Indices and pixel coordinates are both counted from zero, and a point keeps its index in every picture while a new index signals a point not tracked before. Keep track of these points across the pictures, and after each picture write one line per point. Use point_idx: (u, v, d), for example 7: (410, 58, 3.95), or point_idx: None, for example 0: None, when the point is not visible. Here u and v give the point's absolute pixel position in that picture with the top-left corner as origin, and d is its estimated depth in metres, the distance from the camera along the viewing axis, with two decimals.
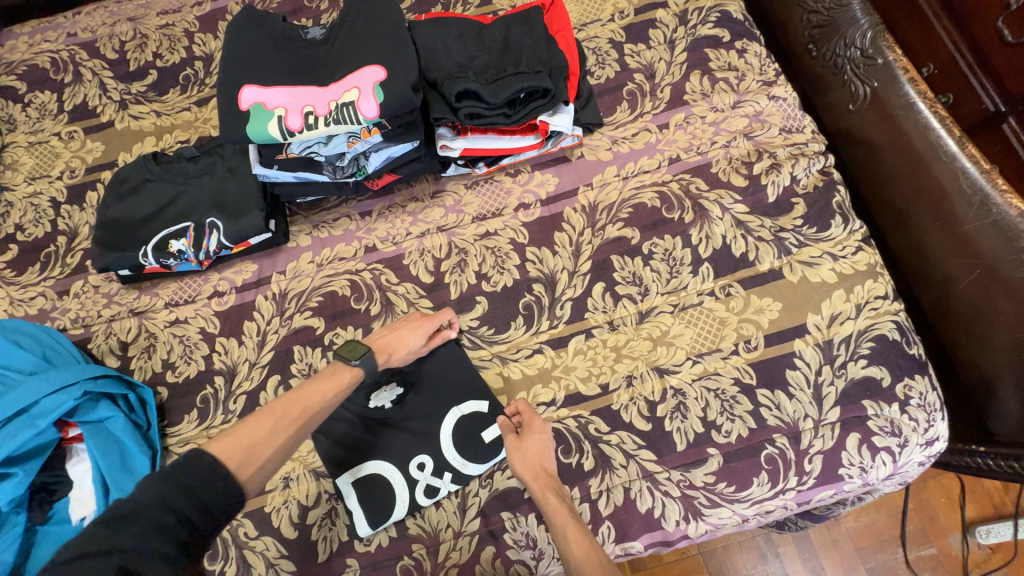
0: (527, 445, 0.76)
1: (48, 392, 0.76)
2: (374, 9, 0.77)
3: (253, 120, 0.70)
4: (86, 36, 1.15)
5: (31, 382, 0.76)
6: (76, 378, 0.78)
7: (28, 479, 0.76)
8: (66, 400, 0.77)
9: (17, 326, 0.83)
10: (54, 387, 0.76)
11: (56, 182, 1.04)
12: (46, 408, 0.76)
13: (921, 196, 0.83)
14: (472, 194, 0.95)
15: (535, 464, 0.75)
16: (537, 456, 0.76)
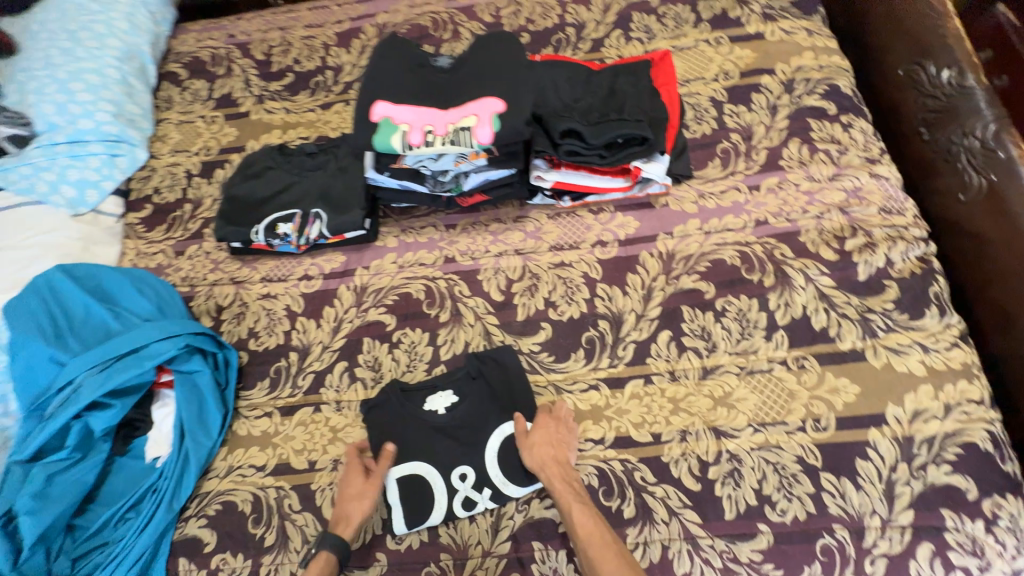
0: (534, 437, 0.80)
1: (158, 339, 0.84)
2: (500, 48, 0.86)
3: (379, 131, 0.78)
4: (243, 38, 1.33)
5: (146, 327, 0.85)
6: (182, 331, 0.86)
7: (123, 412, 0.85)
8: (170, 350, 0.84)
9: (140, 273, 0.92)
10: (163, 336, 0.85)
11: (194, 157, 1.19)
12: (153, 352, 0.84)
13: None
14: (553, 224, 0.99)
15: (544, 454, 0.78)
16: (547, 447, 0.79)
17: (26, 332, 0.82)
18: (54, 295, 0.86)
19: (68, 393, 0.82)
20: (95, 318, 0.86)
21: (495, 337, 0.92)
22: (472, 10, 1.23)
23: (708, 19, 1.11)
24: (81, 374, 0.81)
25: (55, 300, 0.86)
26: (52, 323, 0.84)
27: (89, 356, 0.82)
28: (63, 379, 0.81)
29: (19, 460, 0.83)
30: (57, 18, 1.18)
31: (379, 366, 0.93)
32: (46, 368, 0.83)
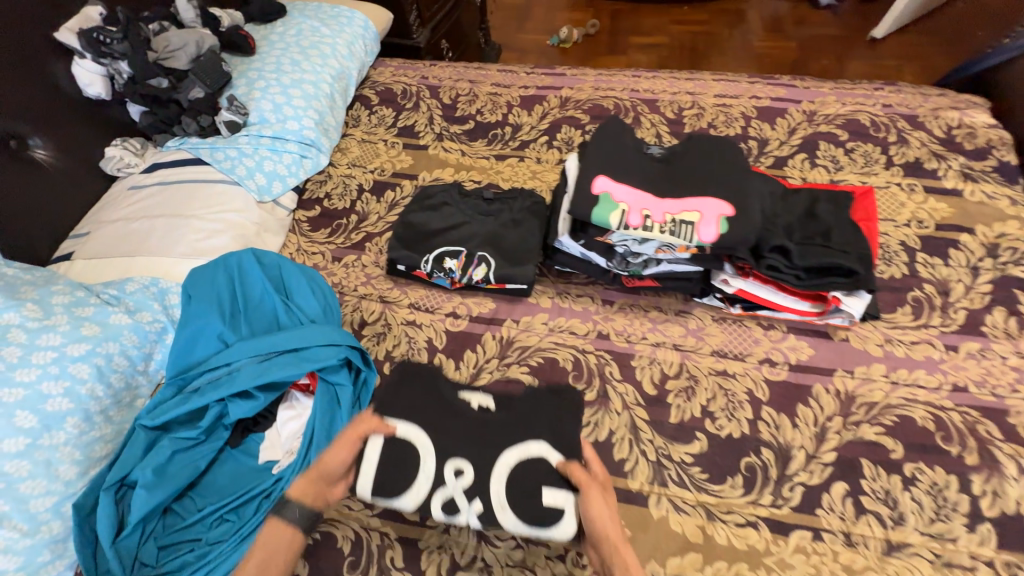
0: (609, 502, 0.70)
1: (319, 344, 0.85)
2: (719, 151, 0.87)
3: (599, 205, 0.79)
4: (434, 82, 1.45)
5: (311, 329, 0.85)
6: (343, 341, 0.86)
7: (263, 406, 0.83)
8: (326, 357, 0.84)
9: (313, 273, 0.94)
10: (324, 341, 0.85)
11: (368, 173, 1.26)
12: (312, 355, 0.83)
13: None
14: (718, 328, 0.95)
15: (609, 522, 0.67)
16: (608, 516, 0.68)
17: (206, 304, 0.86)
18: (237, 275, 0.90)
19: (222, 373, 0.82)
20: (265, 307, 0.88)
21: (644, 433, 0.85)
22: (655, 104, 1.29)
23: (900, 165, 1.11)
24: (241, 359, 0.82)
25: (236, 280, 0.89)
26: (227, 301, 0.86)
27: (253, 343, 0.83)
28: (222, 359, 0.83)
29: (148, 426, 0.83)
30: (295, 34, 1.33)
31: None
32: (209, 343, 0.85)
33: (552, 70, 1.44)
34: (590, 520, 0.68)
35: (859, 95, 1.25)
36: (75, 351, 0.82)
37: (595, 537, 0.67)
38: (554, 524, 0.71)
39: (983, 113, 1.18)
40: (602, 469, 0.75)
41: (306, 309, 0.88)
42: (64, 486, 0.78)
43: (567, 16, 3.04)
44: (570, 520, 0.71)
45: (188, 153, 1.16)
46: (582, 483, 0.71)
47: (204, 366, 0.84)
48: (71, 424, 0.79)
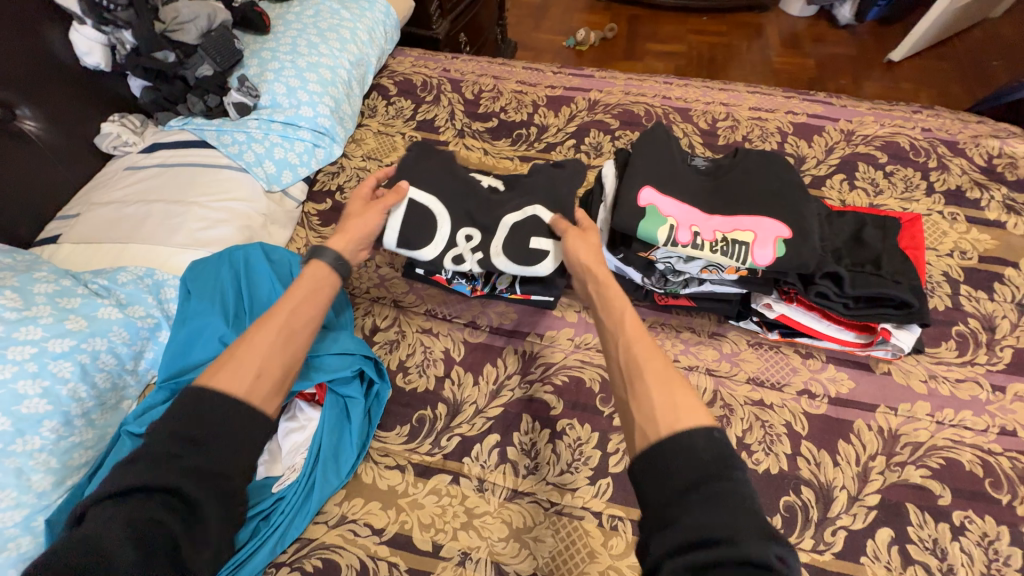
0: (585, 241, 0.76)
1: (332, 354, 0.79)
2: (768, 167, 0.82)
3: (646, 218, 0.74)
4: (456, 75, 1.38)
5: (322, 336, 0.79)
6: (357, 351, 0.80)
7: None
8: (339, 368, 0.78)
9: None
10: (336, 351, 0.79)
11: (384, 168, 1.18)
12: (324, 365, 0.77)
13: None
14: (753, 354, 0.90)
15: (593, 251, 0.74)
16: (591, 253, 0.74)
17: (210, 302, 0.79)
18: (243, 271, 0.83)
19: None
20: (272, 308, 0.81)
21: None
22: (688, 112, 1.24)
23: (941, 192, 1.07)
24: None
25: (242, 278, 0.82)
26: (231, 301, 0.80)
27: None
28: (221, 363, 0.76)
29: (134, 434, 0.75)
30: (312, 15, 1.25)
31: (536, 453, 0.81)
32: (209, 345, 0.78)
33: (580, 71, 1.38)
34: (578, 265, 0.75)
35: (897, 117, 1.21)
36: (57, 346, 0.74)
37: (582, 276, 0.74)
38: (539, 261, 0.82)
39: None
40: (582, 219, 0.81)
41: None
42: (37, 500, 0.69)
43: (584, 18, 2.99)
44: (552, 259, 0.82)
45: (192, 134, 1.08)
46: (563, 236, 0.78)
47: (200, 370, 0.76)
48: (48, 428, 0.71)
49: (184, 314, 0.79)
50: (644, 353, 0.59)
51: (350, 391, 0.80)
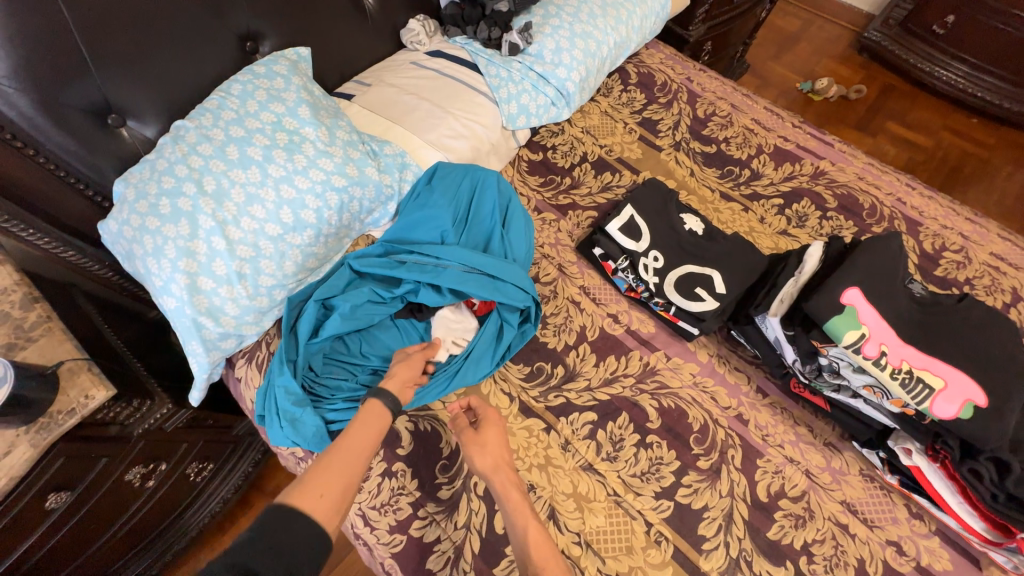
0: (485, 440, 0.82)
1: (513, 284, 0.95)
2: (996, 330, 0.77)
3: (841, 315, 0.75)
4: (696, 89, 1.40)
5: (513, 267, 0.97)
6: (530, 292, 0.96)
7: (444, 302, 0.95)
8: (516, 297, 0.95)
9: (527, 221, 1.05)
10: (520, 285, 0.96)
11: (597, 147, 1.28)
12: (504, 288, 0.94)
13: None
14: (862, 483, 0.88)
15: (492, 447, 0.81)
16: (496, 449, 0.81)
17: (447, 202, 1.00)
18: (476, 190, 1.06)
19: (431, 261, 0.95)
20: (484, 228, 1.02)
21: (736, 528, 0.84)
22: (917, 227, 1.15)
23: None
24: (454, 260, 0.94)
25: (474, 195, 1.04)
26: (460, 209, 1.01)
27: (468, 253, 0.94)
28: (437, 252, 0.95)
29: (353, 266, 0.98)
30: None
31: (619, 447, 0.90)
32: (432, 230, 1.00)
33: (821, 134, 1.32)
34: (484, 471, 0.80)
35: None
36: (335, 182, 0.96)
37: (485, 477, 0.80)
38: (701, 303, 0.97)
39: None
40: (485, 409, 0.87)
41: (514, 248, 1.02)
42: (282, 277, 0.96)
43: (833, 67, 2.71)
44: (712, 307, 0.96)
45: (468, 55, 1.25)
46: (463, 434, 0.83)
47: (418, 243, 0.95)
48: (307, 234, 0.96)
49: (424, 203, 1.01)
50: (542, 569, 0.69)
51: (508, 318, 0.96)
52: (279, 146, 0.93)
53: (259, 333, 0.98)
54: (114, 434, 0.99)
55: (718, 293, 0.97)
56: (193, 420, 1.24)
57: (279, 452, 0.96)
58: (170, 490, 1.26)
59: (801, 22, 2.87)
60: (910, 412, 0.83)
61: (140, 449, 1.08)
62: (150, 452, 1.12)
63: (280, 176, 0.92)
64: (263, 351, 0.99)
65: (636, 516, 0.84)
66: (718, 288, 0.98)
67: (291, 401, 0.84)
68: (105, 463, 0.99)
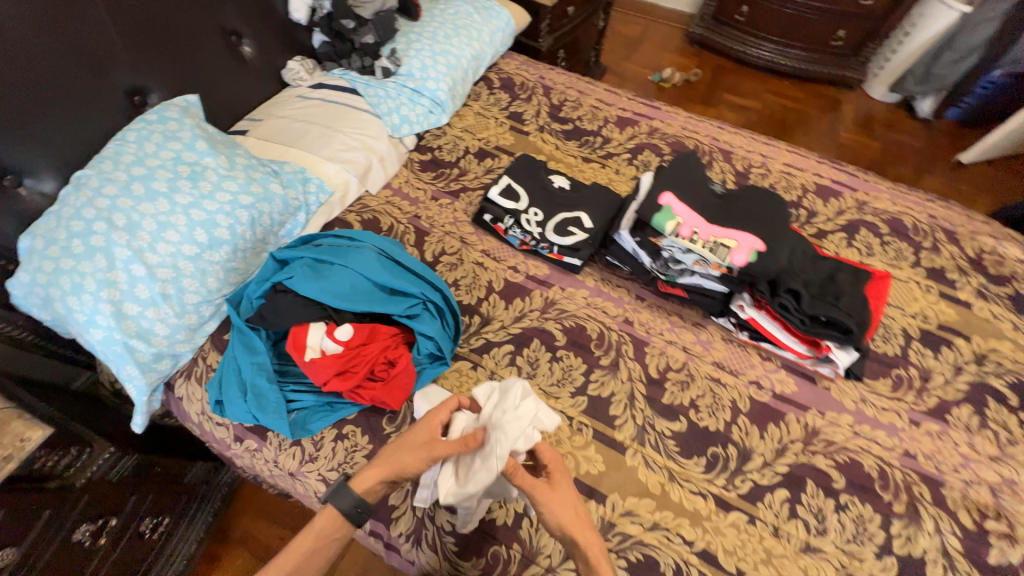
0: (558, 495, 0.76)
1: (411, 291, 1.00)
2: (769, 202, 1.07)
3: (661, 212, 1.01)
4: (549, 84, 1.69)
5: (411, 280, 1.01)
6: (431, 302, 1.01)
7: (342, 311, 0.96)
8: (411, 289, 0.99)
9: (426, 268, 1.05)
10: (418, 287, 1.01)
11: (476, 141, 1.50)
12: (404, 299, 0.99)
13: None
14: (724, 345, 1.12)
15: (569, 513, 0.74)
16: (567, 508, 0.75)
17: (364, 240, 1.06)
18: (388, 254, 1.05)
19: (345, 242, 1.05)
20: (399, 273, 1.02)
21: (637, 403, 1.04)
22: (729, 155, 1.48)
23: (925, 266, 1.25)
24: (371, 280, 0.98)
25: (388, 251, 1.05)
26: (387, 248, 1.05)
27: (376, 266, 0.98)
28: (353, 341, 0.94)
29: (276, 259, 1.05)
30: (452, 14, 1.60)
31: (536, 365, 1.08)
32: (343, 329, 0.94)
33: (650, 102, 1.65)
34: (561, 537, 0.75)
35: (911, 200, 1.40)
36: (243, 200, 1.09)
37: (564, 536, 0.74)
38: (575, 238, 1.19)
39: (1016, 247, 1.31)
40: (554, 462, 0.80)
41: (417, 271, 1.04)
42: (207, 293, 1.05)
43: (673, 58, 3.25)
44: (584, 240, 1.18)
45: (347, 83, 1.43)
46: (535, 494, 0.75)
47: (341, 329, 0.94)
48: (225, 250, 1.06)
49: (340, 246, 1.03)
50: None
51: (420, 327, 0.98)
52: (183, 177, 1.04)
53: (194, 349, 1.06)
54: (54, 486, 1.00)
55: (588, 229, 1.20)
56: (139, 466, 1.23)
57: (234, 454, 1.02)
58: (125, 550, 1.23)
59: (641, 28, 3.41)
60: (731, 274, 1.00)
61: (85, 502, 1.08)
62: (96, 506, 1.11)
63: (188, 202, 1.03)
64: (200, 365, 1.06)
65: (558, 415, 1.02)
66: (587, 226, 1.20)
67: (264, 378, 0.97)
68: (48, 518, 0.99)
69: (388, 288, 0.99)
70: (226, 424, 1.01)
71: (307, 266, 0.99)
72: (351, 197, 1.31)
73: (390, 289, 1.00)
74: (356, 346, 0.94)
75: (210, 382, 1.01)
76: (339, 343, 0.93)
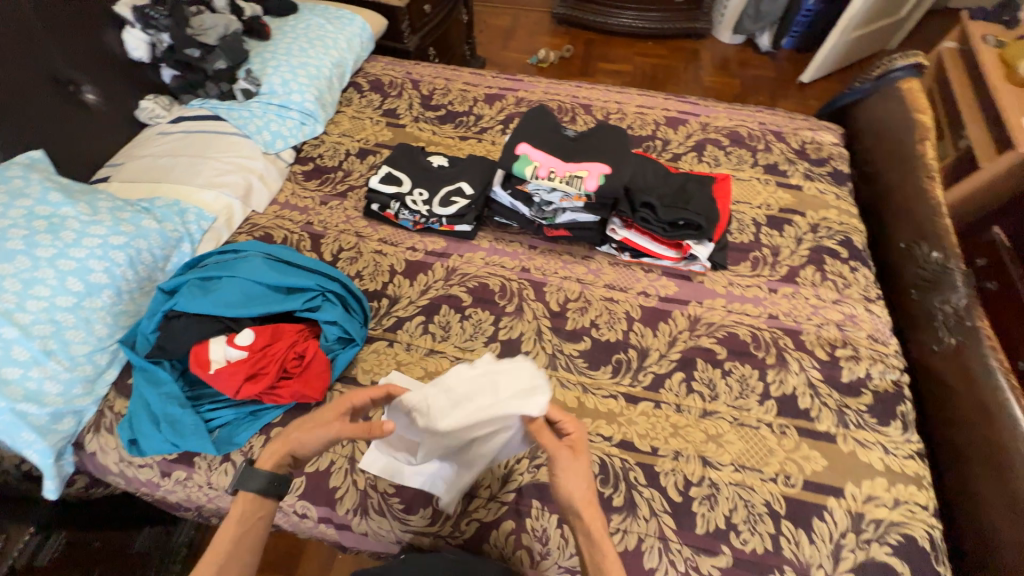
0: (575, 471, 0.72)
1: (305, 284, 1.04)
2: (614, 134, 1.22)
3: (518, 161, 1.13)
4: (417, 77, 1.77)
5: (304, 275, 1.06)
6: (328, 291, 1.06)
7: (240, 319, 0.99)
8: (305, 283, 1.04)
9: (318, 262, 1.10)
10: (312, 279, 1.06)
11: (355, 142, 1.54)
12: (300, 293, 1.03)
13: (985, 445, 0.96)
14: (612, 269, 1.25)
15: (586, 497, 0.70)
16: (574, 483, 0.71)
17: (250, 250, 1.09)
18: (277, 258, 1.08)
19: (231, 256, 1.07)
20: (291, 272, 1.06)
21: (545, 336, 1.14)
22: (590, 108, 1.63)
23: (762, 165, 1.46)
24: (262, 283, 1.01)
25: (276, 254, 1.08)
26: (274, 251, 1.08)
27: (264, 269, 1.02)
28: (257, 344, 0.97)
29: (165, 290, 1.05)
30: (304, 28, 1.64)
31: (448, 328, 1.15)
32: (243, 334, 0.97)
33: (513, 76, 1.77)
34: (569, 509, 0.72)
35: (744, 114, 1.61)
36: (115, 240, 1.07)
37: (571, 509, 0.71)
38: (460, 206, 1.27)
39: (830, 134, 1.56)
40: (578, 433, 0.76)
41: (308, 266, 1.08)
42: (97, 341, 1.03)
43: (545, 39, 3.45)
44: (468, 207, 1.28)
45: (209, 111, 1.43)
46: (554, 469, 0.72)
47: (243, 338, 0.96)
48: (107, 294, 1.04)
49: (226, 260, 1.06)
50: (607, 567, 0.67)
51: (321, 315, 1.03)
52: (40, 231, 1.01)
53: (97, 401, 1.04)
54: None
55: (471, 194, 1.28)
56: (71, 544, 1.15)
57: (167, 491, 1.01)
58: None
59: (510, 17, 3.59)
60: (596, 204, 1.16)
61: None
62: None
63: (53, 254, 1.00)
64: (108, 415, 1.03)
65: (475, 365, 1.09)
66: (470, 192, 1.29)
67: (176, 405, 0.96)
68: None
69: (282, 287, 1.02)
70: (150, 463, 1.00)
71: (195, 285, 1.01)
72: (238, 219, 1.31)
73: (284, 288, 1.03)
74: (261, 350, 0.97)
75: (121, 425, 0.99)
76: (242, 349, 0.96)
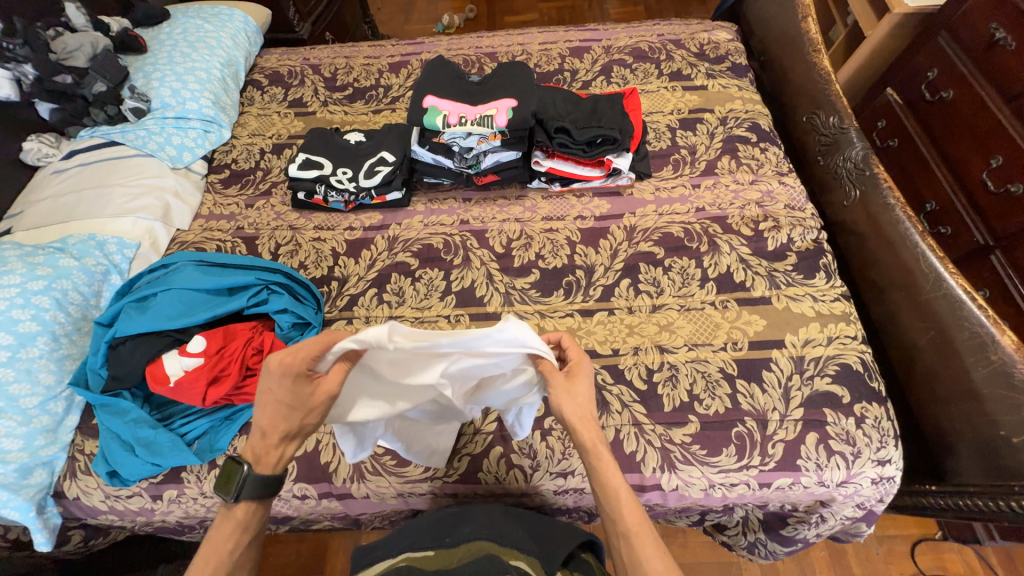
0: (575, 392, 0.74)
1: (245, 281, 1.04)
2: (516, 70, 1.24)
3: (428, 114, 1.17)
4: (315, 61, 1.71)
5: (242, 273, 1.06)
6: (271, 282, 1.06)
7: (188, 329, 0.99)
8: (244, 279, 1.04)
9: (254, 258, 1.10)
10: (251, 275, 1.06)
11: (267, 139, 1.49)
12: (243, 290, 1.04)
13: (900, 271, 1.06)
14: (546, 202, 1.29)
15: (583, 408, 0.74)
16: (577, 407, 0.73)
17: (181, 264, 1.08)
18: (210, 264, 1.08)
19: (162, 273, 1.07)
20: (228, 273, 1.06)
21: (495, 278, 1.18)
22: (495, 55, 1.63)
23: (668, 74, 1.50)
24: (200, 289, 1.02)
25: (209, 260, 1.08)
26: (205, 258, 1.08)
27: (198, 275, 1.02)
28: (212, 347, 0.97)
29: (103, 323, 1.04)
30: (181, 32, 1.55)
31: (402, 293, 1.17)
32: (195, 342, 0.96)
33: (413, 41, 1.74)
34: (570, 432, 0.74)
35: (643, 30, 1.65)
36: (34, 286, 1.03)
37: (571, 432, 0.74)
38: (384, 173, 1.26)
39: (725, 32, 1.62)
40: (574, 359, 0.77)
41: (244, 264, 1.08)
42: (47, 389, 1.00)
43: (447, 4, 3.35)
44: (392, 173, 1.27)
45: (101, 139, 1.36)
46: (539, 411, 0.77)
47: (197, 347, 0.96)
48: (43, 341, 1.01)
49: (158, 277, 1.06)
50: (637, 539, 0.66)
51: (270, 306, 1.04)
52: None
53: (66, 448, 1.01)
54: None
55: (392, 159, 1.28)
56: None
57: (163, 514, 1.01)
58: None
59: None
60: (513, 141, 1.19)
61: None
62: None
63: None
64: (81, 458, 1.01)
65: (435, 321, 1.12)
66: (392, 158, 1.28)
67: (146, 427, 0.96)
68: None
69: (222, 288, 1.03)
70: (138, 492, 0.99)
71: (132, 307, 1.01)
72: (164, 241, 1.26)
73: (226, 289, 1.04)
74: (218, 353, 0.97)
75: (94, 462, 0.98)
76: (197, 356, 0.95)
